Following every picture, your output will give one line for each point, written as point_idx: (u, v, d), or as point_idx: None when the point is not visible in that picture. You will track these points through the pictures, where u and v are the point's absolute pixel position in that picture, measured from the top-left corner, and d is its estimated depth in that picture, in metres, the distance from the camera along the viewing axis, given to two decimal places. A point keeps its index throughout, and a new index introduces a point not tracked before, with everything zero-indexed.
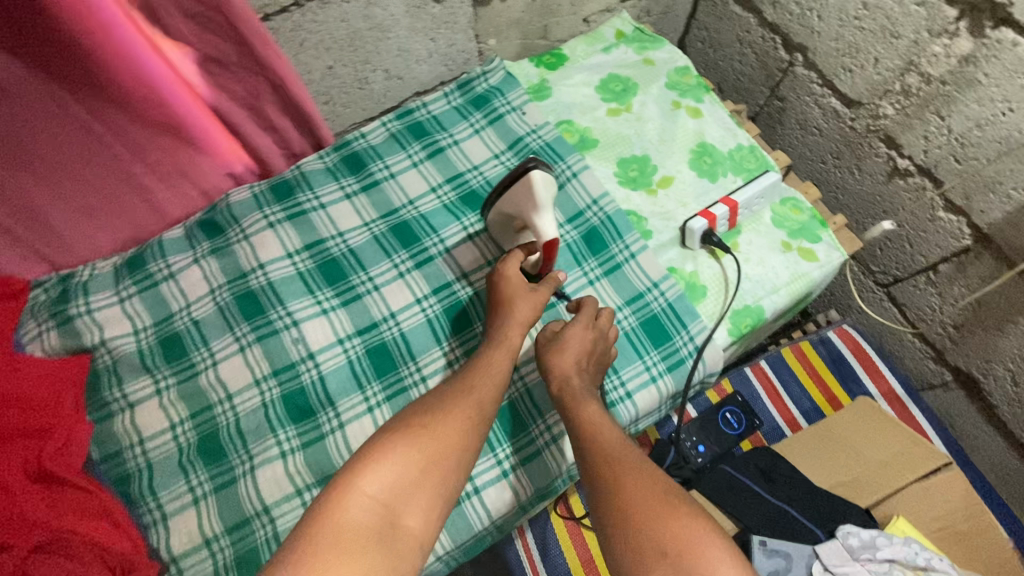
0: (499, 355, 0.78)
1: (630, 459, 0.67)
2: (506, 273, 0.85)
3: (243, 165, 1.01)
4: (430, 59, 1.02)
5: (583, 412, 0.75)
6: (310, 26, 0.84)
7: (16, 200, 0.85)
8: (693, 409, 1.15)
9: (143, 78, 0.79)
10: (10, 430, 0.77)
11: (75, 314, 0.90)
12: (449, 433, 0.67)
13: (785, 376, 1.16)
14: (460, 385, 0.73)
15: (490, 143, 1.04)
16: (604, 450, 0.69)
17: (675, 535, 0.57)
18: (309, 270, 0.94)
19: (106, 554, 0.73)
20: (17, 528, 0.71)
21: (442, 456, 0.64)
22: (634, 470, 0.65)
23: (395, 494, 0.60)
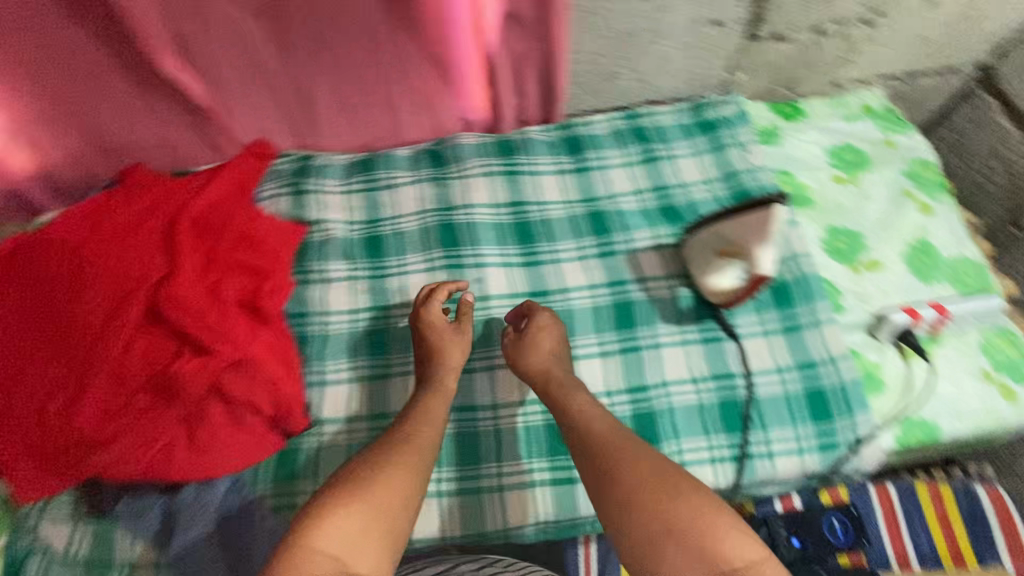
0: (435, 399, 0.78)
1: (624, 444, 0.67)
2: (432, 321, 0.86)
3: (476, 113, 1.09)
4: (680, 73, 1.05)
5: (573, 398, 0.75)
6: (603, 11, 0.89)
7: (302, 75, 0.99)
8: (799, 499, 0.94)
9: (448, 10, 0.88)
10: (241, 264, 0.90)
11: (309, 190, 1.03)
12: (394, 486, 0.63)
13: (912, 515, 0.94)
14: (400, 433, 0.71)
15: (705, 167, 1.04)
16: (596, 447, 0.67)
17: (683, 523, 0.58)
18: (505, 224, 0.99)
19: (277, 393, 0.83)
20: (221, 341, 0.82)
21: (388, 509, 0.61)
22: (634, 459, 0.64)
23: (350, 548, 0.57)
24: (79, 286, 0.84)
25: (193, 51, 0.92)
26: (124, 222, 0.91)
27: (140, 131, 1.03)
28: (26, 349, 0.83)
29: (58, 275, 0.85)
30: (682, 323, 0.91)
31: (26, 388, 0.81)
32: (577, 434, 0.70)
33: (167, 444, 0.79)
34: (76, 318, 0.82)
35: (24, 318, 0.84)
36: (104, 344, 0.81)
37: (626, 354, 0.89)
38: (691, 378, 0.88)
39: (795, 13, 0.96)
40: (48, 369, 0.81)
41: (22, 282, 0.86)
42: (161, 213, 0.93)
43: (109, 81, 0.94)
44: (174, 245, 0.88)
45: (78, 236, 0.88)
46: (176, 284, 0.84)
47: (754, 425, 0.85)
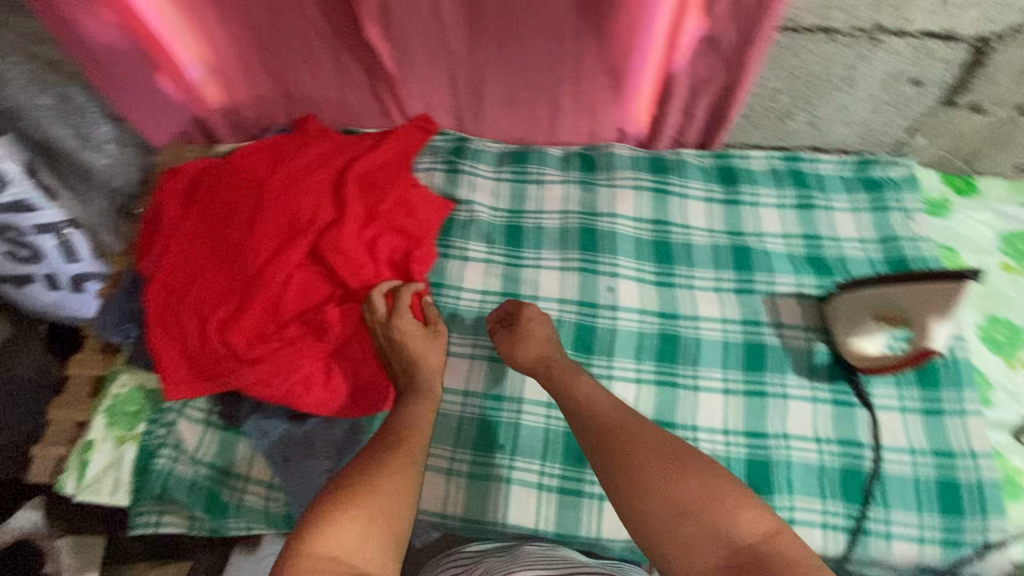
0: (421, 404, 0.76)
1: (639, 426, 0.69)
2: (405, 330, 0.83)
3: (635, 128, 1.09)
4: (856, 126, 1.01)
5: (580, 386, 0.77)
6: (802, 51, 0.88)
7: (482, 62, 1.03)
8: None
9: (646, 26, 0.89)
10: (396, 224, 0.96)
11: (463, 169, 1.08)
12: (389, 492, 0.61)
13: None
14: (390, 433, 0.70)
15: (861, 226, 1.00)
16: (606, 434, 0.69)
17: (698, 495, 0.60)
18: (646, 240, 0.99)
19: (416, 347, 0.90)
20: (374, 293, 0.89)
21: (387, 511, 0.59)
22: (651, 441, 0.67)
23: (352, 548, 0.54)
24: (255, 218, 0.90)
25: (392, 22, 0.97)
26: (298, 165, 0.97)
27: (320, 85, 1.11)
28: (198, 264, 0.89)
29: (237, 204, 0.92)
30: (814, 379, 0.88)
31: (191, 300, 0.88)
32: (588, 419, 0.72)
33: (306, 376, 0.85)
34: (248, 246, 0.88)
35: (198, 236, 0.91)
36: (269, 275, 0.87)
37: (750, 396, 0.87)
38: (814, 437, 0.85)
39: (1001, 86, 0.91)
40: (215, 287, 0.88)
41: (202, 203, 0.93)
42: (331, 163, 0.98)
43: (310, 37, 1.02)
44: (342, 197, 0.94)
45: (258, 171, 0.95)
46: (341, 234, 0.90)
47: (875, 501, 0.81)
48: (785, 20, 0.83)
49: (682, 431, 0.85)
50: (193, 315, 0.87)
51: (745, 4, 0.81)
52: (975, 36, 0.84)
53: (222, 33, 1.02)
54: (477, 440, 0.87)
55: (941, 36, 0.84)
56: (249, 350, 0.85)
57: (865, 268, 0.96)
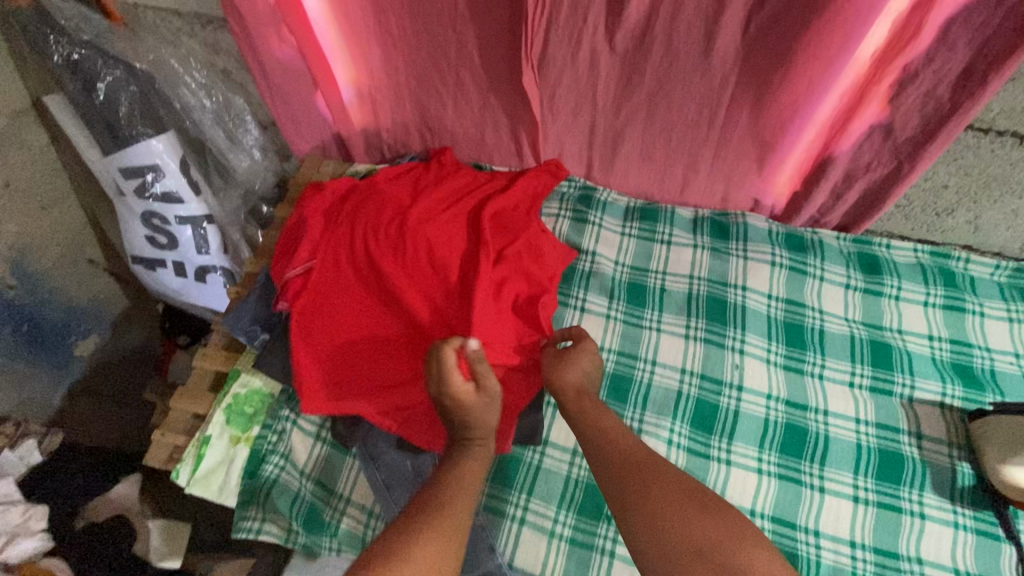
0: (471, 460, 0.69)
1: (651, 463, 0.67)
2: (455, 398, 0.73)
3: (772, 201, 1.06)
4: (1022, 232, 0.94)
5: (604, 421, 0.74)
6: (983, 152, 0.83)
7: (627, 117, 1.03)
8: None
9: (814, 105, 0.87)
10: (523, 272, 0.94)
11: (590, 220, 1.08)
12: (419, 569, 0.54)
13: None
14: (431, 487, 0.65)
15: (1018, 339, 0.93)
16: (620, 470, 0.67)
17: (710, 535, 0.59)
18: (777, 319, 0.95)
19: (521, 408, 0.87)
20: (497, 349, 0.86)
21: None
22: (662, 480, 0.65)
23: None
24: (395, 245, 0.92)
25: (548, 71, 0.99)
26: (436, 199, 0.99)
27: (462, 119, 1.14)
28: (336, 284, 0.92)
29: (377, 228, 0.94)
30: (955, 501, 0.81)
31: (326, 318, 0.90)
32: (608, 457, 0.69)
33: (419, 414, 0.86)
34: (385, 272, 0.90)
35: (338, 254, 0.93)
36: (404, 305, 0.89)
37: (882, 510, 0.81)
38: (954, 568, 0.77)
39: None
40: (351, 309, 0.90)
41: (347, 221, 0.96)
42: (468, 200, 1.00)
43: (463, 76, 1.05)
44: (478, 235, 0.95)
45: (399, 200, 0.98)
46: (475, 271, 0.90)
47: None
48: (975, 119, 0.79)
49: (803, 535, 0.80)
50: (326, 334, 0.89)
51: (936, 97, 0.79)
52: None
53: (381, 61, 1.07)
54: (582, 504, 0.86)
55: None
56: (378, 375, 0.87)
57: (1019, 386, 0.89)
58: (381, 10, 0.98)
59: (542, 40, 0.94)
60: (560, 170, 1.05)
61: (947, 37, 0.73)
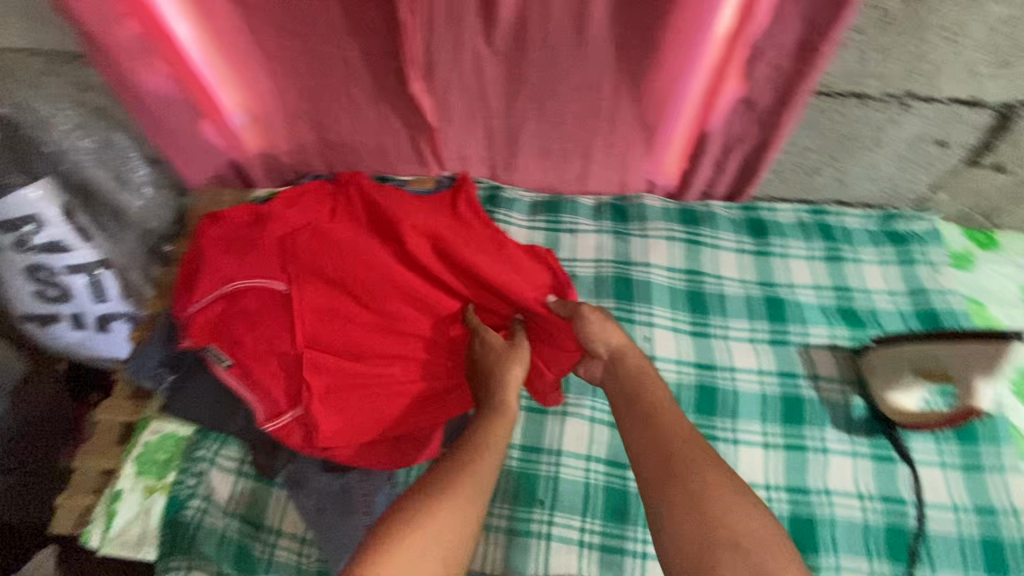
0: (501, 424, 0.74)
1: (697, 452, 0.66)
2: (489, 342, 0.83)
3: (665, 180, 1.12)
4: (882, 183, 1.04)
5: (651, 390, 0.75)
6: (833, 113, 0.92)
7: (518, 114, 1.06)
8: None
9: (682, 85, 0.93)
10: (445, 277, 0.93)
11: (499, 219, 1.11)
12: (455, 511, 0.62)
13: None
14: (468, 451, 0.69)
15: (890, 279, 1.02)
16: (668, 443, 0.67)
17: (743, 533, 0.59)
18: (680, 290, 1.01)
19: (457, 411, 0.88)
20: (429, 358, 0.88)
21: (451, 539, 0.60)
22: (705, 468, 0.64)
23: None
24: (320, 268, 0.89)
25: (435, 77, 1.00)
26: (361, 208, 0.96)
27: (359, 133, 1.13)
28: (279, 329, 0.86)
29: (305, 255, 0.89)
30: (852, 433, 0.88)
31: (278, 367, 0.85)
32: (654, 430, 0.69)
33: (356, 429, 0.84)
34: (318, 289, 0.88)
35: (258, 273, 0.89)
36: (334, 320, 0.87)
37: (789, 450, 0.87)
38: (857, 493, 0.84)
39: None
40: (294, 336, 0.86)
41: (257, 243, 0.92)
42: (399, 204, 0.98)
43: (352, 90, 1.05)
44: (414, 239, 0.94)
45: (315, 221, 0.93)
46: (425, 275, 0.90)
47: (921, 560, 0.80)
48: (819, 84, 0.87)
49: None
50: (290, 379, 0.85)
51: (782, 68, 0.86)
52: (1001, 103, 0.87)
53: (266, 83, 1.05)
54: (516, 493, 0.86)
55: (969, 102, 0.87)
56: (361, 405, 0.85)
57: (896, 320, 0.98)
58: (257, 30, 0.97)
59: (423, 46, 0.95)
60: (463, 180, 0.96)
61: (782, 12, 0.80)
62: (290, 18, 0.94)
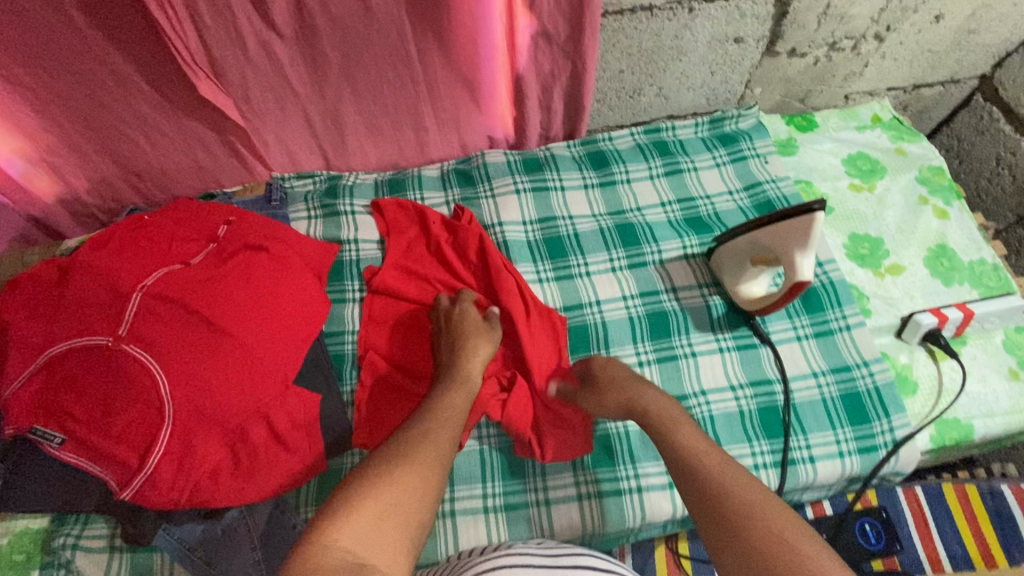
0: (456, 396, 0.76)
1: (736, 485, 0.59)
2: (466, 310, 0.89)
3: (503, 132, 1.10)
4: (700, 89, 1.07)
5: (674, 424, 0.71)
6: (630, 31, 0.92)
7: (330, 96, 1.00)
8: (829, 506, 0.98)
9: (480, 31, 0.90)
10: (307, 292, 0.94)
11: (342, 210, 1.05)
12: (409, 481, 0.60)
13: (940, 518, 0.99)
14: (430, 419, 0.70)
15: (727, 179, 1.07)
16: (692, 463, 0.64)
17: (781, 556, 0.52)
18: (537, 240, 1.02)
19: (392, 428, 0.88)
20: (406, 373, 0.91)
21: (403, 506, 0.58)
22: (752, 502, 0.57)
23: (370, 542, 0.54)
24: (170, 306, 0.83)
25: (224, 75, 0.92)
26: (194, 251, 0.93)
27: (165, 152, 1.02)
28: (120, 378, 0.77)
29: (141, 297, 0.83)
30: (716, 332, 0.93)
31: (128, 421, 0.76)
32: (698, 469, 0.62)
33: (238, 459, 0.80)
34: (176, 322, 0.82)
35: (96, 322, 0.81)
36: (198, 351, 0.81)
37: (663, 364, 0.90)
38: (730, 386, 0.89)
39: (811, 30, 0.98)
40: (156, 379, 0.78)
41: (86, 292, 0.84)
42: (217, 244, 0.95)
43: (138, 108, 0.94)
44: (267, 255, 0.93)
45: (134, 269, 0.87)
46: (280, 290, 0.90)
47: (794, 430, 0.86)
48: (605, 4, 0.87)
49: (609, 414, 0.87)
50: (144, 428, 0.76)
51: None
52: None
53: (33, 120, 0.92)
54: None
55: None
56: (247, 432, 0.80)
57: (738, 217, 1.03)
58: None
59: (197, 43, 0.86)
60: (464, 213, 1.02)
61: None
62: (31, 41, 0.83)
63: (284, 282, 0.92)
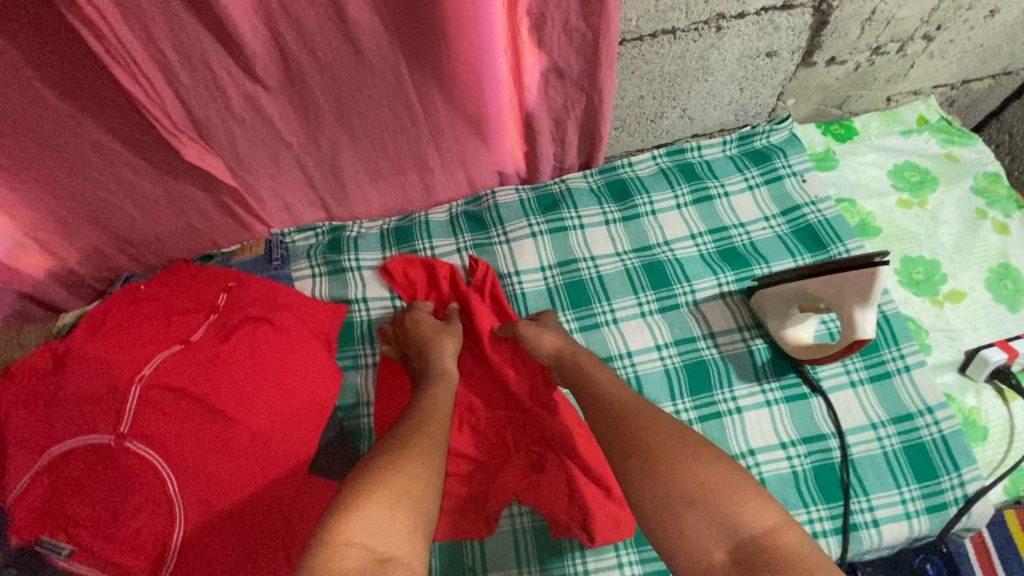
0: (440, 393, 0.77)
1: (642, 427, 0.63)
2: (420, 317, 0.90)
3: (514, 166, 1.02)
4: (727, 107, 0.97)
5: (596, 375, 0.75)
6: (651, 57, 0.83)
7: (326, 147, 0.92)
8: None
9: (483, 71, 0.81)
10: (316, 358, 0.89)
11: (347, 266, 1.00)
12: (411, 471, 0.61)
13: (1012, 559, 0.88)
14: (416, 416, 0.72)
15: (762, 204, 0.98)
16: (615, 408, 0.67)
17: (698, 474, 0.57)
18: (558, 287, 0.94)
19: None
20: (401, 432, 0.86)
21: (411, 496, 0.59)
22: (656, 438, 0.61)
23: (384, 534, 0.54)
24: (172, 394, 0.77)
25: (210, 136, 0.84)
26: (194, 326, 0.87)
27: (156, 218, 0.96)
28: (123, 482, 0.70)
29: (142, 389, 0.76)
30: (761, 381, 0.85)
31: (136, 527, 0.69)
32: (617, 415, 0.66)
33: (257, 554, 0.74)
34: (180, 413, 0.76)
35: (86, 419, 0.73)
36: (206, 441, 0.75)
37: (705, 422, 0.83)
38: (781, 444, 0.82)
39: (853, 37, 0.88)
40: (163, 477, 0.71)
41: (77, 383, 0.76)
42: (219, 315, 0.89)
43: (123, 177, 0.88)
44: (273, 321, 0.88)
45: (130, 355, 0.80)
46: (289, 360, 0.85)
47: (855, 490, 0.79)
48: (622, 33, 0.78)
49: None
50: (153, 528, 0.69)
51: (576, 27, 0.76)
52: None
53: (12, 199, 0.86)
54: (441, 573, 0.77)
55: (781, 6, 0.80)
56: (270, 525, 0.75)
57: (776, 247, 0.94)
58: None
59: (178, 108, 0.79)
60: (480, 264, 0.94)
61: None
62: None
63: (294, 351, 0.86)
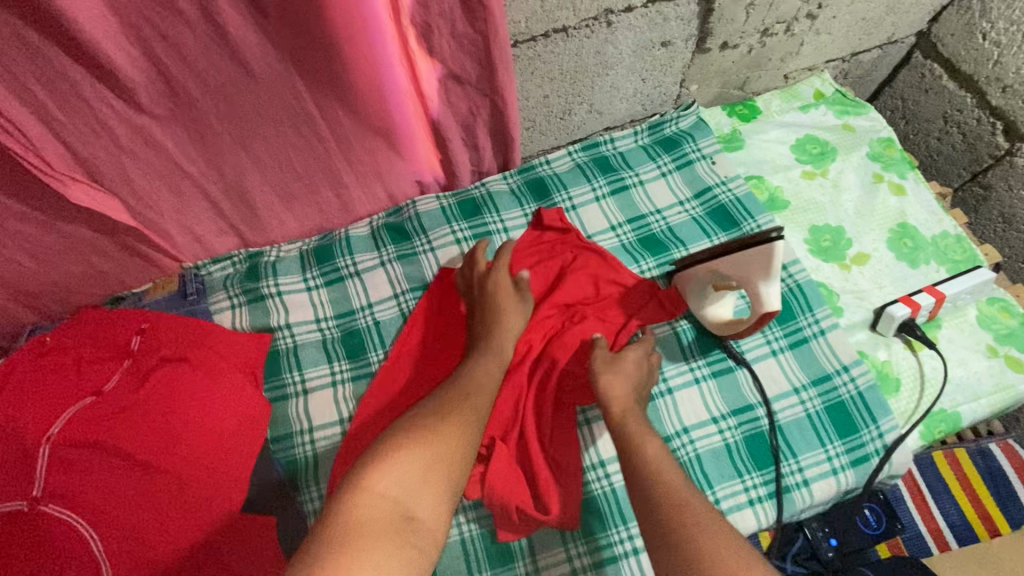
0: (488, 364, 0.79)
1: (697, 514, 0.61)
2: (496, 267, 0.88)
3: (432, 175, 1.01)
4: (633, 97, 1.00)
5: (645, 449, 0.69)
6: (546, 56, 0.85)
7: (230, 175, 0.89)
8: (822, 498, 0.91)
9: (379, 83, 0.81)
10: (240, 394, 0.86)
11: (267, 293, 0.97)
12: (448, 437, 0.66)
13: (941, 495, 0.95)
14: (465, 382, 0.75)
15: (676, 188, 1.01)
16: (662, 498, 0.63)
17: None
18: None
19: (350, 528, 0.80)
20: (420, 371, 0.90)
21: (443, 461, 0.64)
22: (715, 538, 0.58)
23: (408, 490, 0.60)
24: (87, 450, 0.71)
25: (100, 175, 0.81)
26: (107, 375, 0.80)
27: (53, 265, 0.90)
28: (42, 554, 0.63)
29: (52, 447, 0.69)
30: (688, 361, 0.88)
31: None
32: (663, 504, 0.63)
33: None
34: (100, 470, 0.70)
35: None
36: (132, 498, 0.70)
37: None
38: (712, 419, 0.84)
39: (740, 21, 0.92)
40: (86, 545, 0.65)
41: None
42: (133, 362, 0.83)
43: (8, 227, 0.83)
44: (194, 364, 0.85)
45: (36, 408, 0.71)
46: (213, 402, 0.82)
47: (784, 454, 0.82)
48: (513, 35, 0.79)
49: (593, 472, 0.81)
50: None
51: (464, 33, 0.77)
52: None
53: None
54: None
55: None
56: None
57: (692, 229, 0.97)
58: None
59: (59, 150, 0.76)
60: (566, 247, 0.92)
61: None
62: None
63: (217, 391, 0.83)
